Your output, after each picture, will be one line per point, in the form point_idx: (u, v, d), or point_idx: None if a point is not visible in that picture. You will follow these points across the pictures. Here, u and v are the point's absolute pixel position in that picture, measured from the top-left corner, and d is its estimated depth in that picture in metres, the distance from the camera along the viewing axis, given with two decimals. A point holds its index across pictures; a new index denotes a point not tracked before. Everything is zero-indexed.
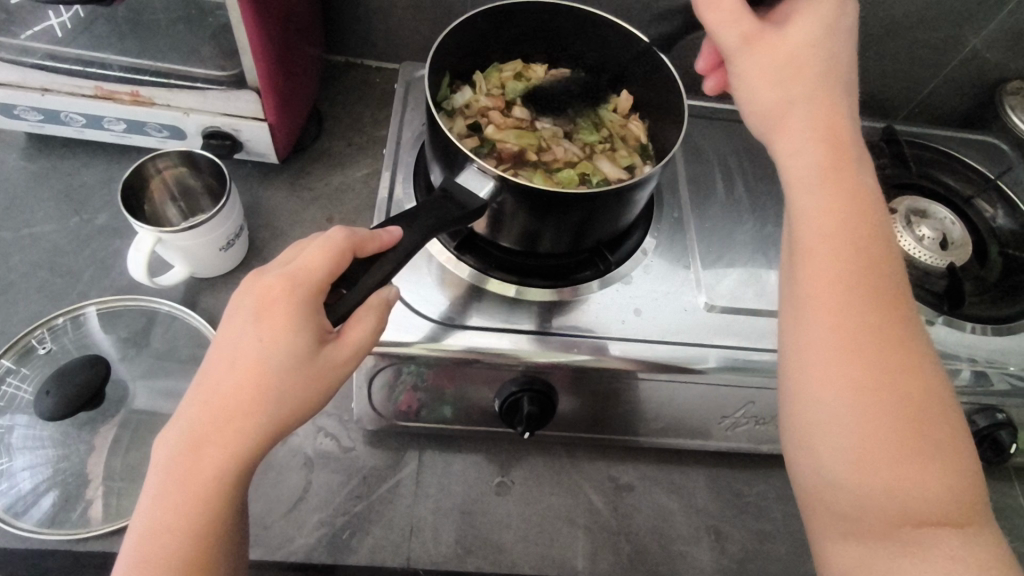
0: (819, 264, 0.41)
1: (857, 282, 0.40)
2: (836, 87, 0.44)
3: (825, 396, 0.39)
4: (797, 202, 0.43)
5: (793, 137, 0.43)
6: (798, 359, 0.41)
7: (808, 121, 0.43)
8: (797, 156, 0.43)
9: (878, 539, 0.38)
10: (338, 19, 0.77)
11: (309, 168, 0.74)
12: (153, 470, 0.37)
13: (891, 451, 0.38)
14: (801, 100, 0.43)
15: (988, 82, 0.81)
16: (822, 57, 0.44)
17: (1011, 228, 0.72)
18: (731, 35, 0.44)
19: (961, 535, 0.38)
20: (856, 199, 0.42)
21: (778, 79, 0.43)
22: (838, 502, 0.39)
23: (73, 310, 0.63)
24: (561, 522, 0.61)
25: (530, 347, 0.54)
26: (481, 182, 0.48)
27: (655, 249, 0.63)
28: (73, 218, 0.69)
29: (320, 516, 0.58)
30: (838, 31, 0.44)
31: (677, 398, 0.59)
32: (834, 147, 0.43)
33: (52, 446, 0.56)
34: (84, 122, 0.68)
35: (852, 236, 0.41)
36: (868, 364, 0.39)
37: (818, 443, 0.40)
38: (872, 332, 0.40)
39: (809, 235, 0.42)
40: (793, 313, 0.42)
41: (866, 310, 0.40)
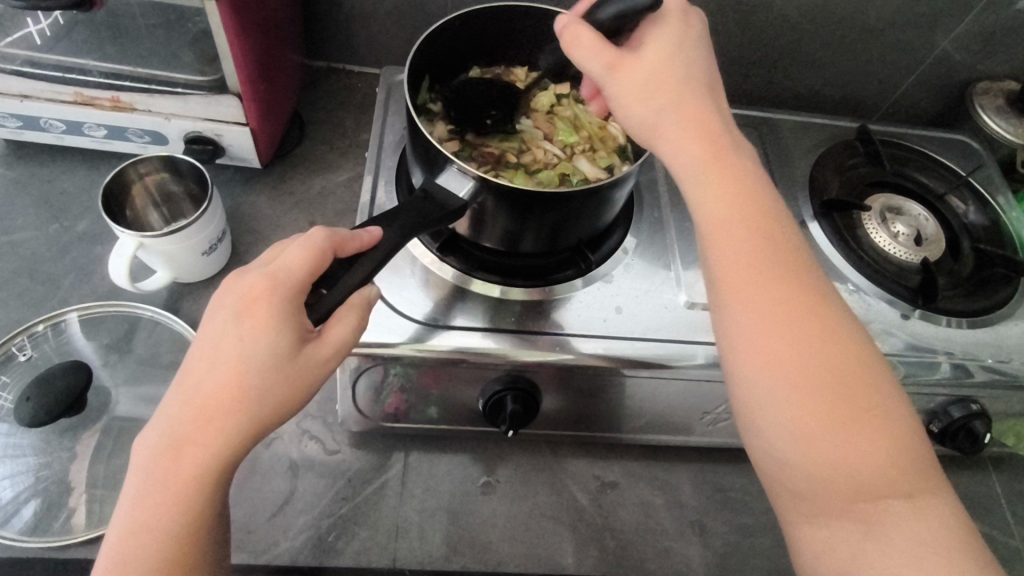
0: (728, 256, 0.43)
1: (767, 266, 0.42)
2: (700, 88, 0.45)
3: (757, 391, 0.41)
4: (694, 202, 0.44)
5: (675, 144, 0.44)
6: (728, 352, 0.42)
7: (682, 124, 0.44)
8: (686, 158, 0.44)
9: (838, 519, 0.40)
10: (319, 24, 0.77)
11: (291, 173, 0.75)
12: (135, 469, 0.37)
13: (822, 427, 0.40)
14: (672, 111, 0.44)
15: (958, 82, 0.83)
16: (678, 64, 0.45)
17: (982, 224, 0.74)
18: (596, 62, 0.44)
19: (912, 503, 0.39)
20: (749, 184, 0.44)
21: (651, 92, 0.44)
22: (794, 488, 0.41)
23: (53, 317, 0.62)
24: (547, 521, 0.61)
25: (514, 347, 0.55)
26: (461, 183, 0.49)
27: (635, 248, 0.64)
28: (53, 224, 0.69)
29: (306, 519, 0.58)
30: (684, 33, 0.46)
31: (659, 394, 0.59)
32: (715, 142, 0.44)
33: (33, 454, 0.56)
34: (64, 128, 0.68)
35: (749, 222, 0.43)
36: (789, 346, 0.41)
37: (761, 431, 0.41)
38: (789, 320, 0.41)
39: (711, 231, 0.43)
40: (717, 311, 0.43)
41: (778, 292, 0.42)
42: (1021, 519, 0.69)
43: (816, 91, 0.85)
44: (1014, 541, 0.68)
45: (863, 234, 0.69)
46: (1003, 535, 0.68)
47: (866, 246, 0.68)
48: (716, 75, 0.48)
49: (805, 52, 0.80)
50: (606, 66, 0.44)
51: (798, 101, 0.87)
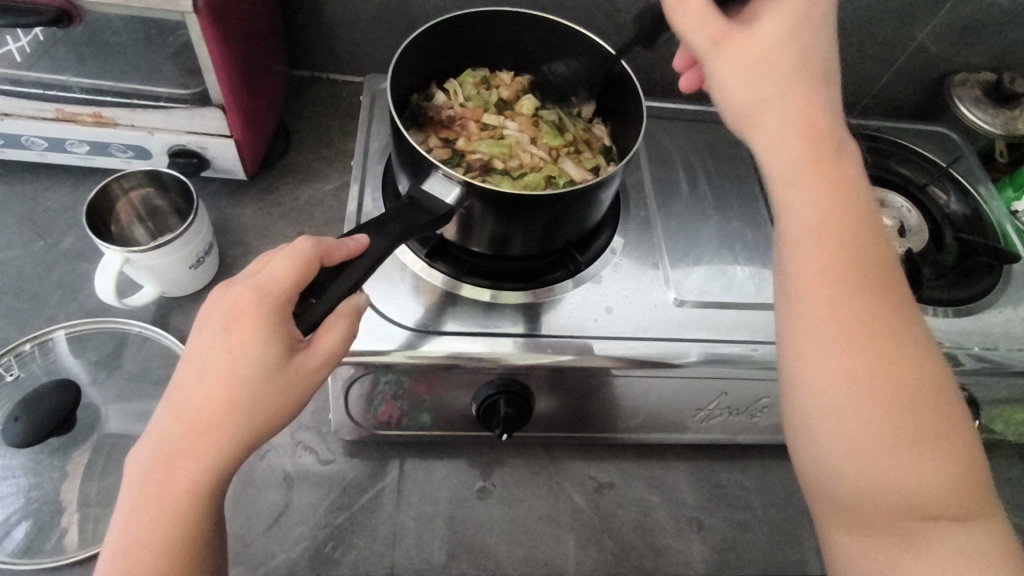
0: (811, 261, 0.42)
1: (853, 276, 0.41)
2: (820, 87, 0.43)
3: (819, 395, 0.41)
4: (785, 199, 0.43)
5: (773, 136, 0.43)
6: (793, 350, 0.42)
7: (794, 124, 0.42)
8: (782, 151, 0.43)
9: (879, 531, 0.40)
10: (301, 34, 0.77)
11: (277, 184, 0.74)
12: (125, 485, 0.37)
13: (885, 445, 0.39)
14: (778, 103, 0.42)
15: (935, 75, 0.85)
16: (793, 50, 0.42)
17: (963, 213, 0.75)
18: (699, 35, 0.43)
19: (964, 527, 0.39)
20: (844, 187, 0.43)
21: (755, 76, 0.42)
22: (840, 495, 0.41)
23: (40, 336, 0.62)
24: (545, 523, 0.61)
25: (507, 351, 0.55)
26: (447, 188, 0.49)
27: (623, 249, 0.64)
28: (37, 242, 0.68)
29: (301, 530, 0.58)
30: (816, 31, 0.43)
31: (652, 392, 0.60)
32: (823, 145, 0.43)
33: (23, 474, 0.55)
34: (46, 145, 0.67)
35: (841, 223, 0.42)
36: (864, 356, 0.40)
37: (819, 435, 0.41)
38: (864, 330, 0.41)
39: (801, 231, 0.42)
40: (787, 310, 0.43)
41: (863, 300, 0.41)
42: (1014, 505, 0.70)
43: None
44: None
45: None
46: None
47: None
48: (834, 65, 0.45)
49: None
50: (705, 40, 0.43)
51: None
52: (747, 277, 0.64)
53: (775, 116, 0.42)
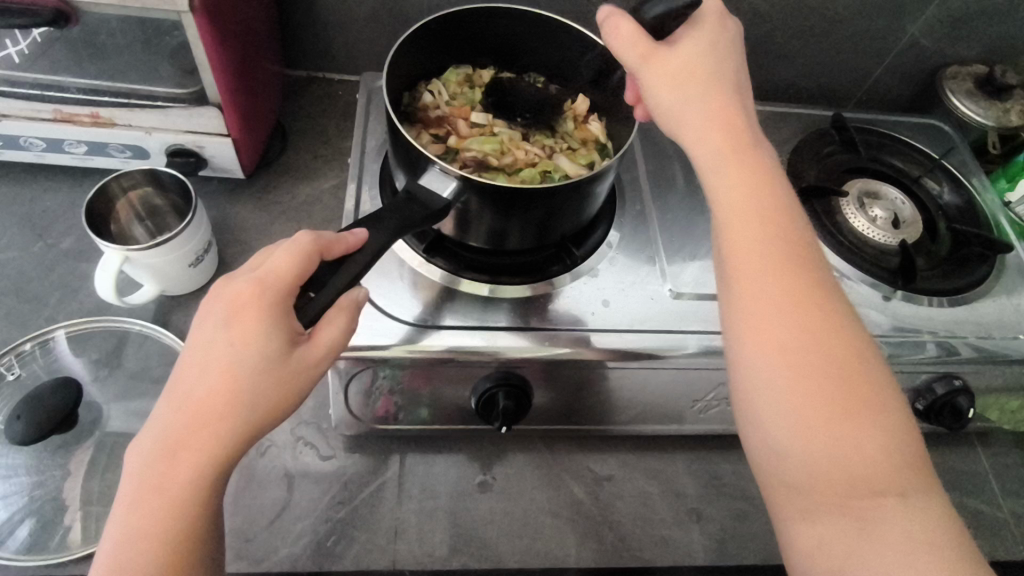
0: (737, 243, 0.43)
1: (776, 254, 0.43)
2: (728, 85, 0.47)
3: (755, 374, 0.41)
4: (712, 188, 0.45)
5: (696, 131, 0.45)
6: (732, 335, 0.43)
7: (708, 117, 0.45)
8: (707, 144, 0.45)
9: (833, 516, 0.39)
10: (297, 33, 0.78)
11: (275, 182, 0.75)
12: (128, 478, 0.37)
13: (820, 419, 0.40)
14: (697, 98, 0.45)
15: (927, 69, 0.85)
16: (710, 62, 0.47)
17: (957, 204, 0.75)
18: (632, 53, 0.46)
19: (908, 502, 0.39)
20: (763, 177, 0.45)
21: (681, 81, 0.46)
22: (788, 479, 0.40)
23: (40, 335, 0.62)
24: (545, 515, 0.62)
25: (504, 344, 0.55)
26: (444, 183, 0.49)
27: (619, 243, 0.65)
28: (37, 243, 0.69)
29: (303, 525, 0.58)
30: (720, 37, 0.48)
31: (650, 384, 0.60)
32: (736, 132, 0.45)
33: (25, 473, 0.56)
34: (45, 146, 0.68)
35: (763, 209, 0.44)
36: (793, 333, 0.41)
37: (763, 417, 0.41)
38: (793, 309, 0.42)
39: (727, 218, 0.44)
40: (725, 297, 0.44)
41: (792, 275, 0.42)
42: (1010, 493, 0.71)
43: (792, 82, 0.87)
44: (1004, 513, 0.69)
45: (841, 218, 0.70)
46: (994, 509, 0.69)
47: (847, 231, 0.69)
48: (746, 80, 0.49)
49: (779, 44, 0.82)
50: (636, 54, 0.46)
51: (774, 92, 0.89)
52: None
53: (702, 113, 0.45)
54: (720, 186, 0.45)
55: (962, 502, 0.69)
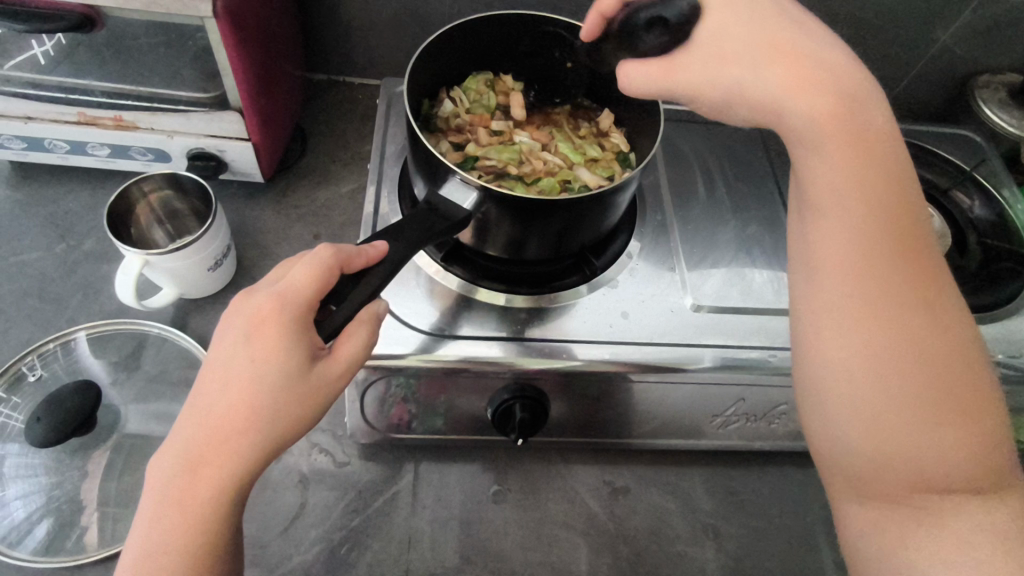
0: (834, 239, 0.43)
1: (876, 248, 0.42)
2: (831, 55, 0.42)
3: (839, 368, 0.42)
4: (811, 176, 0.43)
5: (786, 114, 0.42)
6: (818, 325, 0.44)
7: (797, 96, 0.41)
8: (802, 121, 0.41)
9: (895, 504, 0.42)
10: (318, 37, 0.78)
11: (294, 187, 0.75)
12: (150, 491, 0.37)
13: (901, 419, 0.41)
14: (769, 84, 0.41)
15: (956, 78, 0.83)
16: (788, 33, 0.42)
17: (989, 219, 0.73)
18: (655, 76, 0.43)
19: (978, 501, 0.41)
20: (874, 162, 0.42)
21: (734, 63, 0.41)
22: (856, 468, 0.43)
23: (63, 336, 0.63)
24: (558, 529, 0.61)
25: (520, 355, 0.55)
26: (465, 194, 0.49)
27: (640, 252, 0.64)
28: (59, 244, 0.69)
29: (317, 532, 0.58)
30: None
31: (668, 398, 0.59)
32: (846, 114, 0.41)
33: (44, 473, 0.56)
34: (68, 148, 0.68)
35: (871, 199, 0.42)
36: (885, 331, 0.41)
37: (837, 411, 0.42)
38: (889, 307, 0.41)
39: (828, 206, 0.43)
40: (814, 286, 0.44)
41: (893, 271, 0.42)
42: None
43: None
44: None
45: None
46: None
47: None
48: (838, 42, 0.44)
49: None
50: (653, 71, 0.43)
51: None
52: (766, 282, 0.63)
53: (773, 96, 0.41)
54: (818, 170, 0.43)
55: None
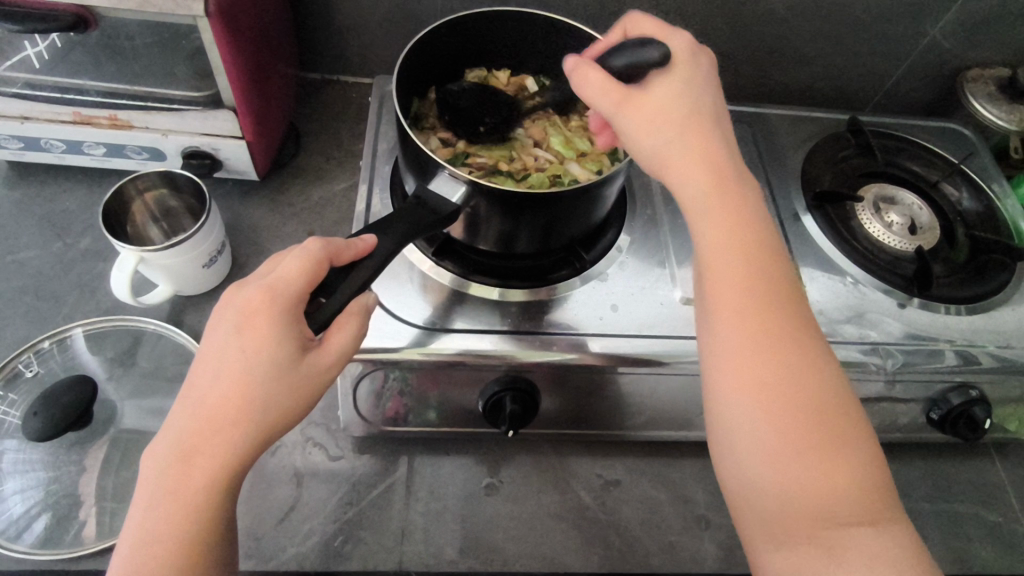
0: (719, 283, 0.43)
1: (753, 299, 0.43)
2: (713, 128, 0.46)
3: (733, 408, 0.41)
4: (699, 231, 0.45)
5: (681, 174, 0.44)
6: (711, 372, 0.43)
7: (693, 164, 0.44)
8: (691, 184, 0.44)
9: (804, 544, 0.39)
10: (311, 36, 0.78)
11: (288, 184, 0.76)
12: (144, 480, 0.37)
13: (791, 452, 0.40)
14: (667, 143, 0.44)
15: (946, 72, 0.84)
16: (688, 103, 0.45)
17: (976, 210, 0.74)
18: (605, 101, 0.45)
19: (875, 528, 0.39)
20: (743, 216, 0.44)
21: (658, 125, 0.44)
22: (762, 508, 0.40)
23: (58, 333, 0.63)
24: (551, 520, 0.62)
25: (512, 348, 0.55)
26: (454, 187, 0.49)
27: (629, 247, 0.64)
28: (56, 243, 0.70)
29: (312, 525, 0.58)
30: (696, 78, 0.47)
31: (657, 389, 0.60)
32: (721, 174, 0.45)
33: (42, 468, 0.57)
34: (64, 148, 0.69)
35: (746, 249, 0.44)
36: (769, 368, 0.41)
37: (738, 454, 0.41)
38: (766, 347, 0.42)
39: (710, 255, 0.44)
40: (704, 331, 0.44)
41: (767, 312, 0.42)
42: None
43: (807, 84, 0.86)
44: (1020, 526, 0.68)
45: (856, 223, 0.70)
46: (1011, 521, 0.68)
47: (860, 237, 0.69)
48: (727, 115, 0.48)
49: (794, 46, 0.81)
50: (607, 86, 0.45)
51: (791, 93, 0.87)
52: None
53: (662, 158, 0.45)
54: (701, 225, 0.45)
55: (976, 514, 0.68)
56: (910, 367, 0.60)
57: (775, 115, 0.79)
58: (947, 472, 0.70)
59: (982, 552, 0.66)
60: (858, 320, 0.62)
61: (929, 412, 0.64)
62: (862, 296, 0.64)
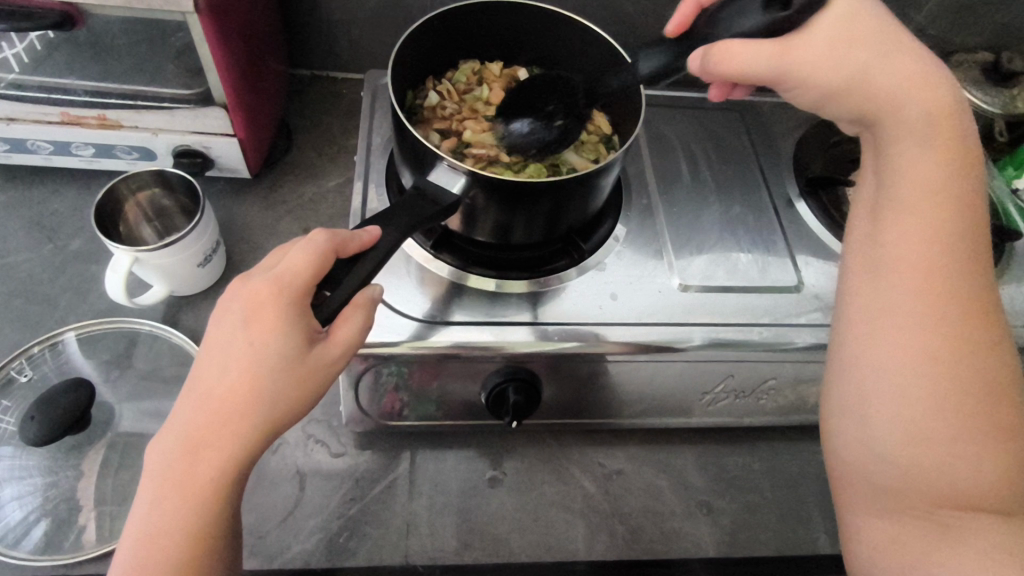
0: (906, 263, 0.46)
1: (957, 242, 0.46)
2: (949, 92, 0.47)
3: (883, 382, 0.45)
4: (907, 202, 0.47)
5: (909, 142, 0.47)
6: (865, 345, 0.47)
7: (931, 138, 0.47)
8: (913, 156, 0.47)
9: (916, 516, 0.45)
10: (300, 32, 0.78)
11: (281, 182, 0.75)
12: (148, 474, 0.37)
13: (937, 434, 0.44)
14: (890, 77, 0.46)
15: (931, 58, 0.85)
16: (916, 63, 0.46)
17: None
18: (763, 61, 0.43)
19: (1002, 520, 0.43)
20: (964, 193, 0.47)
21: (836, 69, 0.44)
22: (885, 479, 0.46)
23: (51, 337, 0.62)
24: (556, 510, 0.62)
25: (513, 339, 0.55)
26: (453, 178, 0.49)
27: (625, 237, 0.64)
28: (46, 245, 0.69)
29: (316, 521, 0.58)
30: (890, 28, 0.46)
31: (658, 376, 0.60)
32: (954, 148, 0.47)
33: (39, 474, 0.56)
34: (52, 149, 0.68)
35: (947, 229, 0.46)
36: (932, 351, 0.44)
37: (877, 423, 0.46)
38: (936, 332, 0.45)
39: (919, 229, 0.46)
40: (863, 308, 0.48)
41: (942, 299, 0.45)
42: None
43: None
44: None
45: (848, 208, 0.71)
46: None
47: None
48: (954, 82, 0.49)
49: None
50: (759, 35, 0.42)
51: None
52: (750, 261, 0.64)
53: (867, 99, 0.46)
54: (911, 200, 0.47)
55: None
56: None
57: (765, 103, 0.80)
58: None
59: None
60: None
61: None
62: None
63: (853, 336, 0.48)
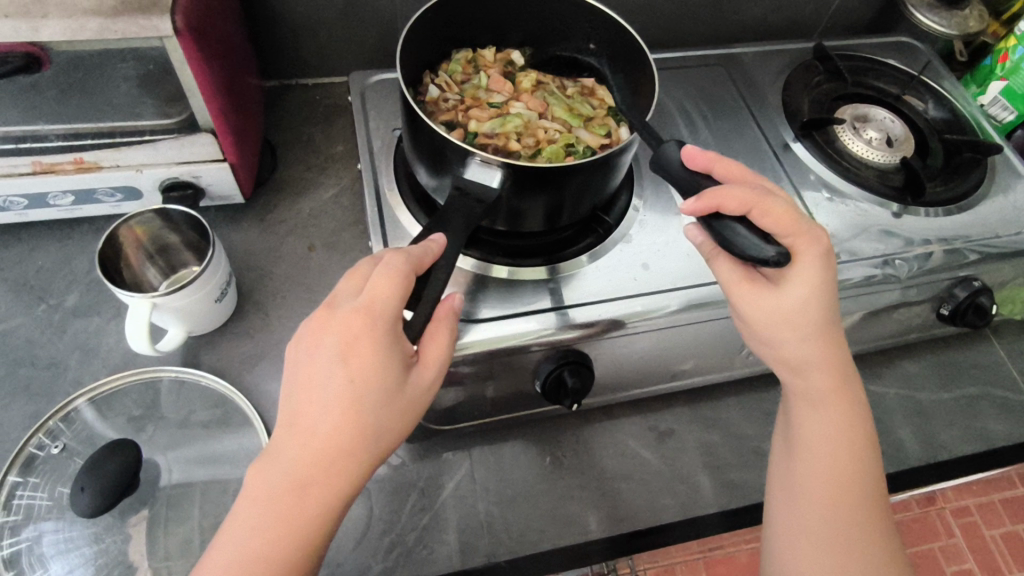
0: (822, 470, 0.50)
1: (853, 495, 0.49)
2: (835, 336, 0.50)
3: (794, 556, 0.49)
4: (800, 417, 0.51)
5: (794, 366, 0.50)
6: (781, 522, 0.51)
7: (821, 375, 0.50)
8: (810, 380, 0.50)
9: None
10: (265, 42, 0.74)
11: (275, 201, 0.72)
12: (250, 510, 0.36)
13: None
14: (796, 341, 0.50)
15: None
16: (809, 310, 0.48)
17: (942, 117, 0.78)
18: (726, 279, 0.51)
19: None
20: (847, 427, 0.50)
21: (774, 317, 0.49)
22: None
23: (61, 409, 0.58)
24: (619, 482, 0.63)
25: (559, 325, 0.55)
26: (490, 173, 0.48)
27: (645, 205, 0.65)
28: (39, 305, 0.64)
29: (390, 539, 0.57)
30: (820, 278, 0.48)
31: (701, 336, 0.61)
32: (844, 389, 0.51)
33: (90, 544, 0.53)
34: (27, 203, 0.63)
35: (853, 450, 0.50)
36: (838, 548, 0.48)
37: None
38: (843, 536, 0.49)
39: (817, 443, 0.50)
40: (784, 487, 0.52)
41: (847, 510, 0.49)
42: None
43: (760, 20, 0.88)
44: None
45: (840, 145, 0.73)
46: (1016, 393, 0.74)
47: (848, 158, 0.72)
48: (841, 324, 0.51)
49: None
50: (703, 249, 0.53)
51: (745, 33, 0.90)
52: None
53: (800, 362, 0.50)
54: (816, 421, 0.51)
55: (987, 393, 0.74)
56: (919, 272, 0.64)
57: (743, 53, 0.81)
58: (955, 361, 0.76)
59: (999, 426, 0.72)
60: (868, 237, 0.66)
61: (939, 308, 0.69)
62: (862, 212, 0.68)
63: (776, 509, 0.52)
